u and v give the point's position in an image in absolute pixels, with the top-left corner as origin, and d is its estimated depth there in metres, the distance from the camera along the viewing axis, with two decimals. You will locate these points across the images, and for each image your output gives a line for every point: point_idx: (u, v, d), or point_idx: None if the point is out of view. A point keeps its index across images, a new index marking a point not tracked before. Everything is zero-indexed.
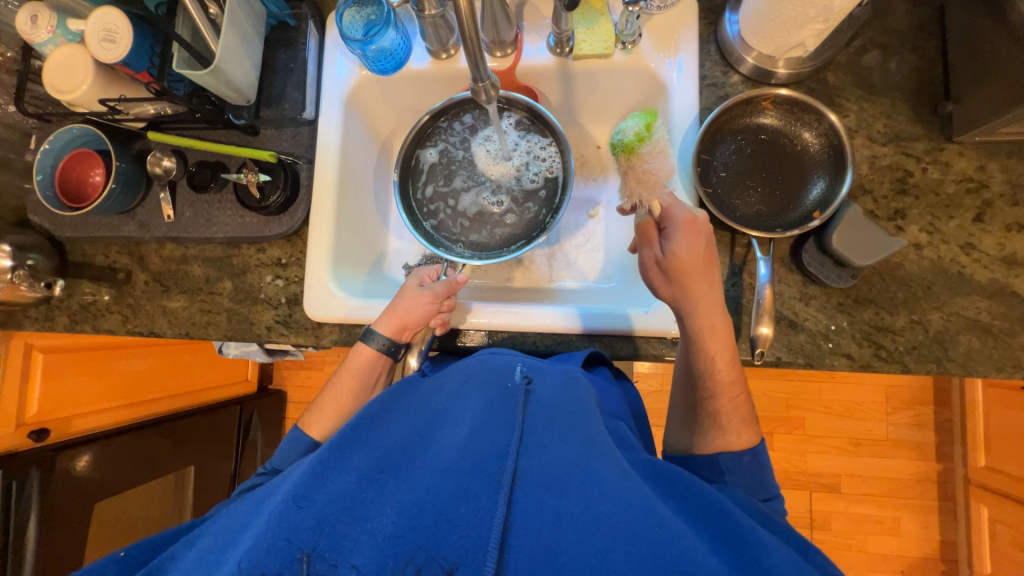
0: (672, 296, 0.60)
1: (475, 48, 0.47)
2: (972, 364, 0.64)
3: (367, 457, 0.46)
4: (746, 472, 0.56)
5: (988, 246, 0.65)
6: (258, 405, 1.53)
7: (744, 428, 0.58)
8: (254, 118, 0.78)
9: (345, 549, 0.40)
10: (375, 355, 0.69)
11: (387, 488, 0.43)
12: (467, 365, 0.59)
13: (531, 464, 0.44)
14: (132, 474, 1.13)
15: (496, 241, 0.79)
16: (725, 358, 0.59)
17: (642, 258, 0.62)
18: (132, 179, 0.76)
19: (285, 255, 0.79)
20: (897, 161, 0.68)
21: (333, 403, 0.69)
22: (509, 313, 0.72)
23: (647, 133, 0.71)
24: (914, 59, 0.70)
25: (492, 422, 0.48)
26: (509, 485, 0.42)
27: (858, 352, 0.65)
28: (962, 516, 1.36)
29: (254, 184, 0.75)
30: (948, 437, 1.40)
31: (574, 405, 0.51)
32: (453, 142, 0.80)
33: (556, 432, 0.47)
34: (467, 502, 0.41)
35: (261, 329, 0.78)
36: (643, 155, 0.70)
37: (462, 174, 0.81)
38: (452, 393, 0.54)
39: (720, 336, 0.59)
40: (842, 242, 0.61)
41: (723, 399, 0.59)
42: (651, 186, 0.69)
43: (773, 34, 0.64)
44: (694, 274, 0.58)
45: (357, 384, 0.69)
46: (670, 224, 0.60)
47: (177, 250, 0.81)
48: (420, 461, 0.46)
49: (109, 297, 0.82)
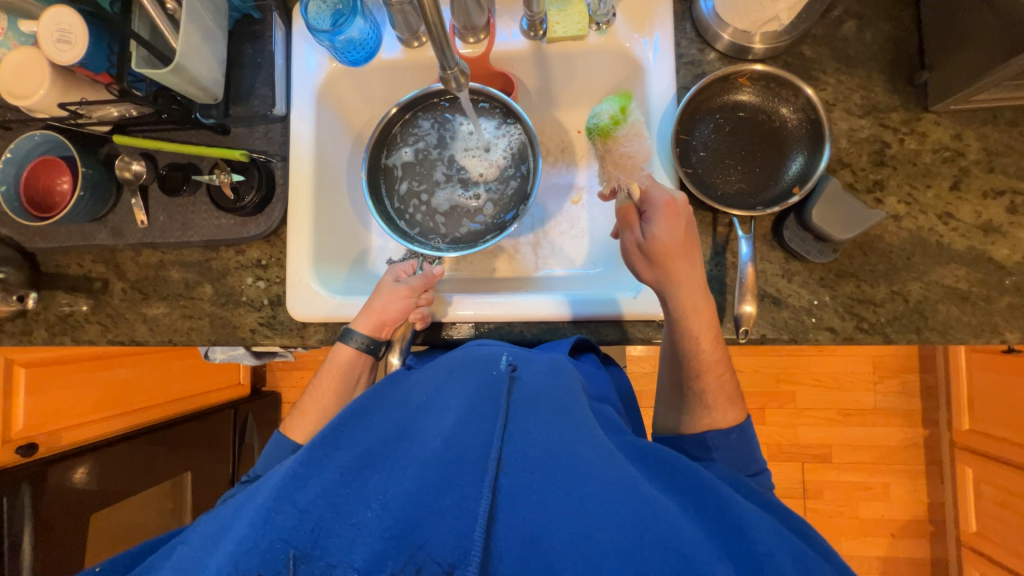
0: (655, 279, 0.60)
1: (440, 34, 0.45)
2: (952, 332, 0.65)
3: (352, 451, 0.45)
4: (734, 449, 0.58)
5: (966, 215, 0.65)
6: (253, 408, 1.52)
7: (731, 406, 0.60)
8: (223, 117, 0.76)
9: (334, 547, 0.40)
10: (355, 355, 0.68)
11: (373, 483, 0.43)
12: (451, 356, 0.59)
13: (516, 450, 0.44)
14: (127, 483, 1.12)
15: (477, 231, 0.78)
16: (710, 339, 0.60)
17: (624, 243, 0.62)
18: (100, 184, 0.74)
19: (264, 256, 0.78)
20: (874, 134, 0.68)
21: (316, 404, 0.69)
22: (495, 303, 0.71)
23: (622, 114, 0.64)
24: (889, 29, 0.69)
25: (476, 411, 0.48)
26: (493, 472, 0.42)
27: (841, 326, 0.66)
28: (948, 479, 1.40)
29: (227, 185, 0.74)
30: (934, 402, 1.43)
31: (558, 391, 0.51)
32: (430, 133, 0.79)
33: (540, 418, 0.47)
34: (453, 492, 0.41)
35: (245, 332, 0.77)
36: (619, 139, 0.63)
37: (441, 165, 0.80)
38: (436, 384, 0.54)
39: (704, 317, 0.59)
40: (821, 216, 0.62)
41: (708, 379, 0.60)
42: (629, 172, 0.63)
43: (747, 8, 0.63)
44: (676, 255, 0.58)
45: (338, 384, 0.69)
46: (650, 207, 0.59)
47: (154, 256, 0.80)
48: (405, 452, 0.46)
49: (86, 308, 0.80)
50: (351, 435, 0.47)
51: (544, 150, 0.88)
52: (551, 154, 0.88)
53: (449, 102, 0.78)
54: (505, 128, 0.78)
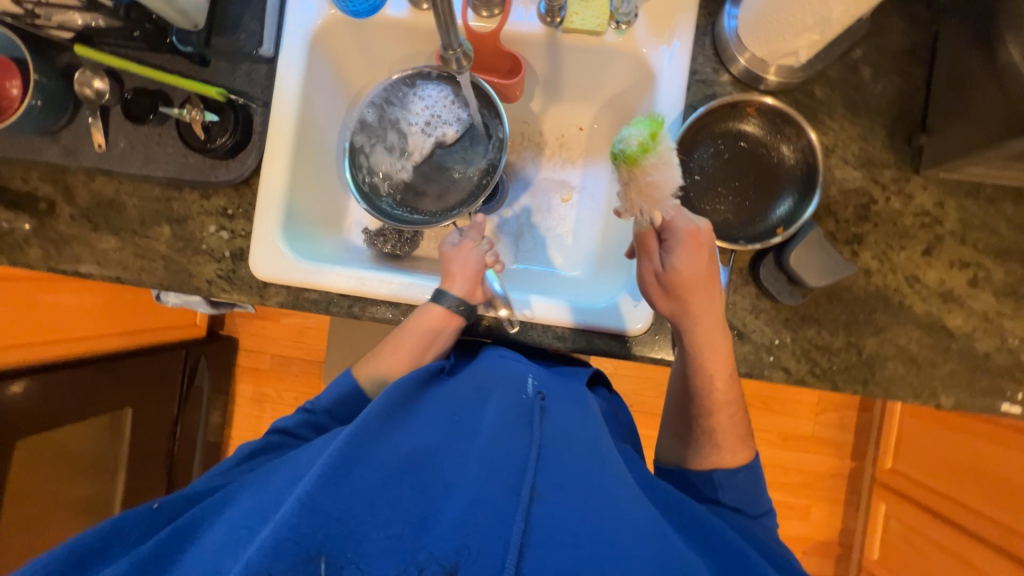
0: (671, 310, 0.61)
1: (445, 8, 0.42)
2: (894, 389, 0.68)
3: (387, 456, 0.44)
4: (740, 488, 0.60)
5: (930, 280, 0.68)
6: (206, 350, 1.48)
7: (740, 445, 0.62)
8: (203, 47, 0.70)
9: (365, 549, 0.39)
10: (448, 316, 0.66)
11: (407, 492, 0.42)
12: (484, 374, 0.60)
13: (551, 482, 0.44)
14: (74, 410, 1.08)
15: (455, 200, 0.76)
16: (724, 376, 0.62)
17: (641, 271, 0.62)
18: (56, 97, 0.68)
19: (231, 205, 0.73)
20: (864, 187, 0.69)
21: (392, 358, 0.65)
22: (538, 306, 0.70)
23: (652, 141, 0.56)
24: (899, 83, 0.69)
25: (510, 432, 0.49)
26: (528, 498, 0.42)
27: (795, 367, 0.68)
28: (863, 509, 1.50)
29: (198, 123, 0.68)
30: (865, 439, 1.51)
31: (587, 428, 0.52)
32: (391, 103, 0.75)
33: (572, 450, 0.48)
34: (486, 511, 0.41)
35: (202, 283, 0.73)
36: (646, 168, 0.56)
37: (409, 137, 0.76)
38: (470, 402, 0.55)
39: (719, 353, 0.61)
40: (799, 260, 0.63)
41: (720, 416, 0.62)
42: (655, 203, 0.58)
43: (768, 37, 0.61)
44: (695, 289, 0.59)
45: (417, 340, 0.66)
46: (671, 236, 0.59)
47: (108, 185, 0.74)
48: (440, 468, 0.45)
49: (28, 228, 0.74)
50: (387, 440, 0.46)
51: (542, 142, 0.87)
52: (549, 147, 0.87)
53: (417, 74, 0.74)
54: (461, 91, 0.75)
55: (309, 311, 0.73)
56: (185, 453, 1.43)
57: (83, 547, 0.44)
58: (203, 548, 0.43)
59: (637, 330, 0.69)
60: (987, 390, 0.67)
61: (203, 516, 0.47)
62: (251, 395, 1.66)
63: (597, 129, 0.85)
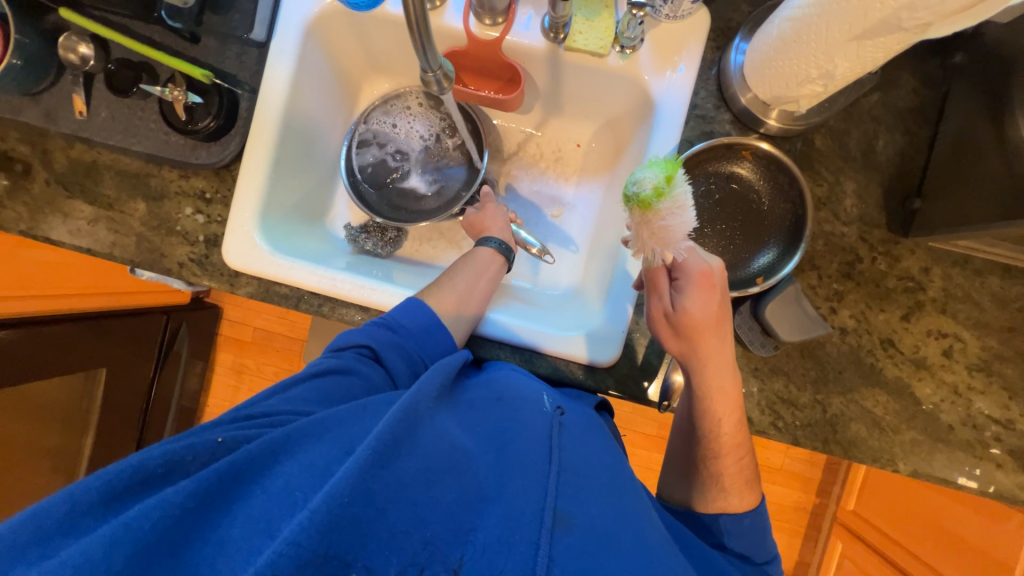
0: (680, 350, 0.61)
1: (422, 32, 0.42)
2: (855, 449, 0.67)
3: (429, 448, 0.43)
4: (746, 534, 0.58)
5: (905, 346, 0.67)
6: (187, 316, 1.47)
7: (747, 491, 0.61)
8: (194, 25, 0.68)
9: (393, 541, 0.38)
10: (493, 255, 0.72)
11: (444, 491, 0.41)
12: (508, 381, 0.58)
13: (578, 512, 0.43)
14: (52, 367, 1.06)
15: (454, 185, 0.83)
16: (731, 422, 0.61)
17: (650, 308, 0.61)
18: (39, 59, 0.66)
19: (210, 189, 0.72)
20: (851, 245, 0.68)
21: (451, 285, 0.67)
22: (530, 331, 0.70)
23: (667, 185, 0.54)
24: (902, 141, 0.67)
25: (538, 449, 0.47)
26: (552, 527, 0.40)
27: (758, 418, 0.67)
28: (821, 544, 1.52)
29: (181, 103, 0.67)
30: (832, 476, 1.51)
31: (602, 457, 0.52)
32: (393, 121, 0.83)
33: (593, 482, 0.47)
34: (517, 530, 0.40)
35: (173, 264, 0.72)
36: (660, 213, 0.54)
37: (409, 148, 0.83)
38: (495, 410, 0.52)
39: (728, 398, 0.61)
40: (773, 313, 0.63)
41: (727, 462, 0.61)
42: (667, 245, 0.57)
43: (773, 81, 0.59)
44: (706, 331, 0.58)
45: (471, 271, 0.69)
46: (683, 276, 0.58)
47: (87, 153, 0.72)
48: (474, 472, 0.44)
49: (2, 187, 0.72)
50: (430, 426, 0.45)
51: (539, 154, 0.87)
52: (544, 160, 0.87)
53: (397, 94, 0.82)
54: (429, 99, 0.83)
55: (279, 305, 0.72)
56: (157, 416, 1.42)
57: (145, 469, 0.39)
58: (228, 520, 0.38)
59: (605, 363, 0.68)
60: (943, 463, 0.66)
61: (260, 458, 0.41)
62: (230, 366, 1.67)
63: (594, 149, 0.85)
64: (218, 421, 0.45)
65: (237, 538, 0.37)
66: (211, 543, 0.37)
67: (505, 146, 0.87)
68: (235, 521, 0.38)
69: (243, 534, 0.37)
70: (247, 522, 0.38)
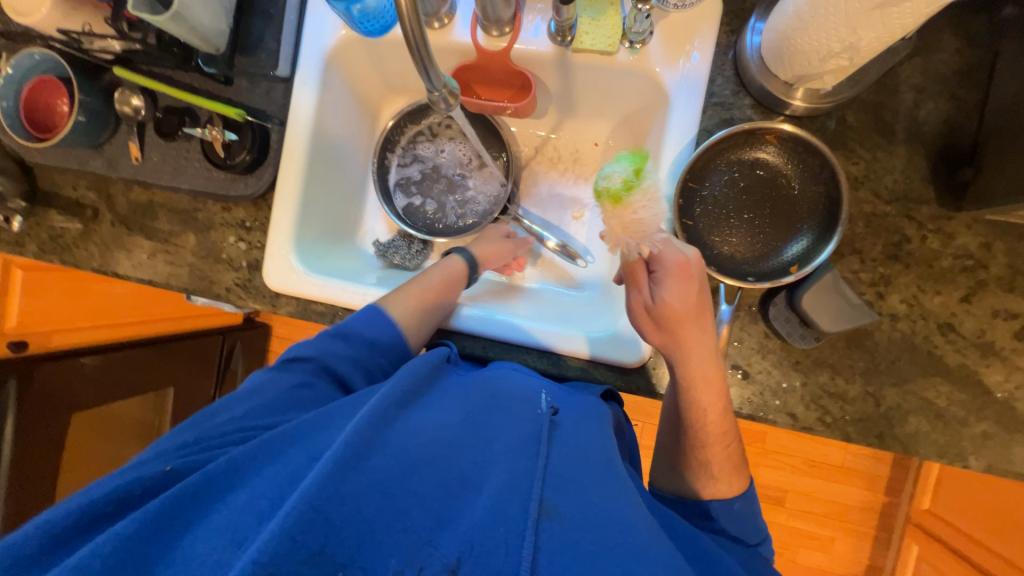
0: (662, 343, 0.59)
1: (421, 53, 0.44)
2: (915, 445, 0.62)
3: (401, 447, 0.43)
4: (738, 519, 0.56)
5: (968, 330, 0.61)
6: (241, 336, 1.50)
7: (735, 475, 0.59)
8: (228, 68, 0.74)
9: (378, 540, 0.37)
10: (462, 271, 0.76)
11: (425, 484, 0.41)
12: (498, 382, 0.57)
13: (567, 501, 0.41)
14: (122, 388, 1.15)
15: (481, 199, 0.87)
16: (714, 408, 0.58)
17: (630, 302, 0.60)
18: (97, 114, 0.73)
19: (249, 218, 0.78)
20: (896, 224, 0.63)
21: (415, 294, 0.70)
22: (554, 333, 0.69)
23: (635, 177, 0.57)
24: (948, 108, 0.62)
25: (522, 444, 0.46)
26: (538, 517, 0.39)
27: (803, 414, 0.64)
28: (893, 548, 1.40)
29: (219, 141, 0.73)
30: (902, 473, 1.41)
31: (599, 451, 0.49)
32: (427, 149, 0.87)
33: (584, 471, 0.46)
34: (499, 525, 0.38)
35: (221, 289, 0.78)
36: (631, 206, 0.56)
37: (438, 174, 0.88)
38: (479, 406, 0.52)
39: (711, 386, 0.58)
40: (811, 303, 0.59)
41: (712, 450, 0.59)
42: (641, 237, 0.57)
43: (795, 60, 0.56)
44: (687, 320, 0.57)
45: (432, 283, 0.72)
46: (659, 268, 0.57)
47: (144, 194, 0.80)
48: (454, 468, 0.43)
49: (77, 230, 0.81)
50: (400, 429, 0.45)
51: (556, 157, 0.87)
52: (562, 163, 0.87)
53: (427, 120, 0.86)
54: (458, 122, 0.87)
55: (316, 322, 0.76)
56: None
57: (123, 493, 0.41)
58: (209, 530, 0.38)
59: (635, 363, 0.66)
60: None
61: (227, 473, 0.42)
62: None
63: (612, 146, 0.84)
64: (180, 447, 0.47)
65: (228, 536, 0.38)
66: (202, 547, 0.37)
67: (521, 152, 0.88)
68: (209, 535, 0.38)
69: (231, 538, 0.37)
70: (221, 531, 0.38)
